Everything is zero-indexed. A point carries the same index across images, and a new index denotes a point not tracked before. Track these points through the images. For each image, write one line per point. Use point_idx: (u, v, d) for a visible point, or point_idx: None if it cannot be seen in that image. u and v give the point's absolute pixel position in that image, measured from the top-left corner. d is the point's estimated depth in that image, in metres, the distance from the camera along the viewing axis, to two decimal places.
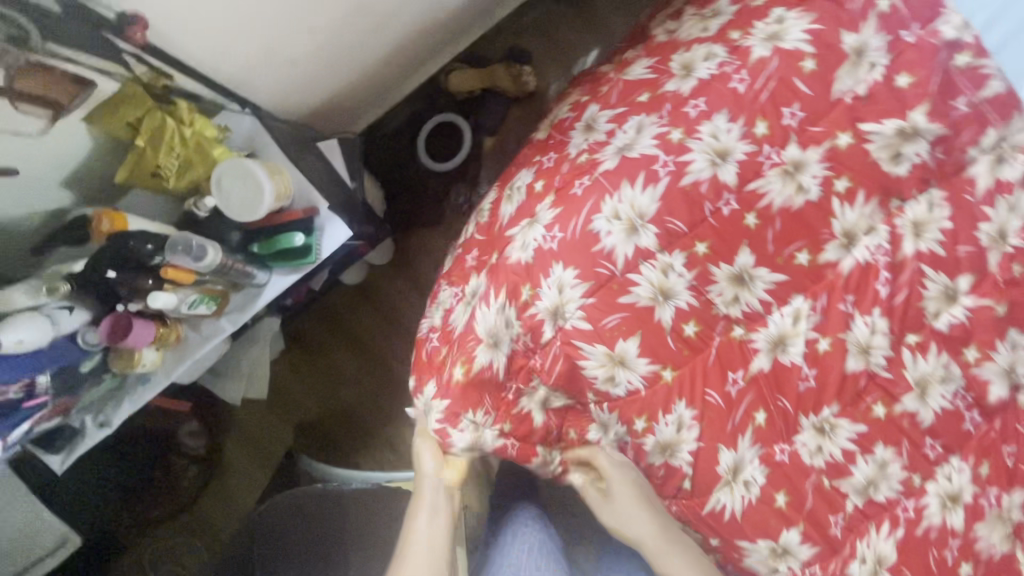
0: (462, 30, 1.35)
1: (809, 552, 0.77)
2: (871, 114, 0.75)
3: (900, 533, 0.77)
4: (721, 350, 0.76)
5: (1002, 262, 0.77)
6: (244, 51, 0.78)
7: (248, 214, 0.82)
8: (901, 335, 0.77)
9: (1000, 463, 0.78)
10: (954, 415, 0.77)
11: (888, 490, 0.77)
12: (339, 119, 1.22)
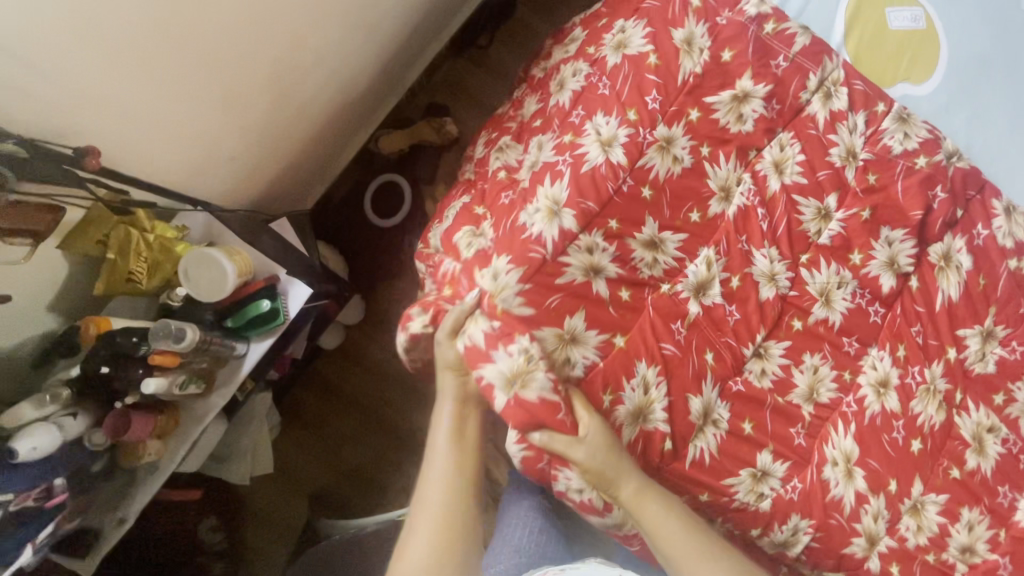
0: (381, 100, 1.50)
1: (784, 467, 0.84)
2: (711, 88, 0.89)
3: (853, 428, 0.86)
4: (658, 305, 0.84)
5: (857, 175, 0.92)
6: (190, 152, 0.91)
7: (216, 292, 0.94)
8: (795, 258, 0.89)
9: (912, 342, 0.89)
10: (859, 312, 0.89)
11: (828, 391, 0.87)
12: (289, 195, 1.35)
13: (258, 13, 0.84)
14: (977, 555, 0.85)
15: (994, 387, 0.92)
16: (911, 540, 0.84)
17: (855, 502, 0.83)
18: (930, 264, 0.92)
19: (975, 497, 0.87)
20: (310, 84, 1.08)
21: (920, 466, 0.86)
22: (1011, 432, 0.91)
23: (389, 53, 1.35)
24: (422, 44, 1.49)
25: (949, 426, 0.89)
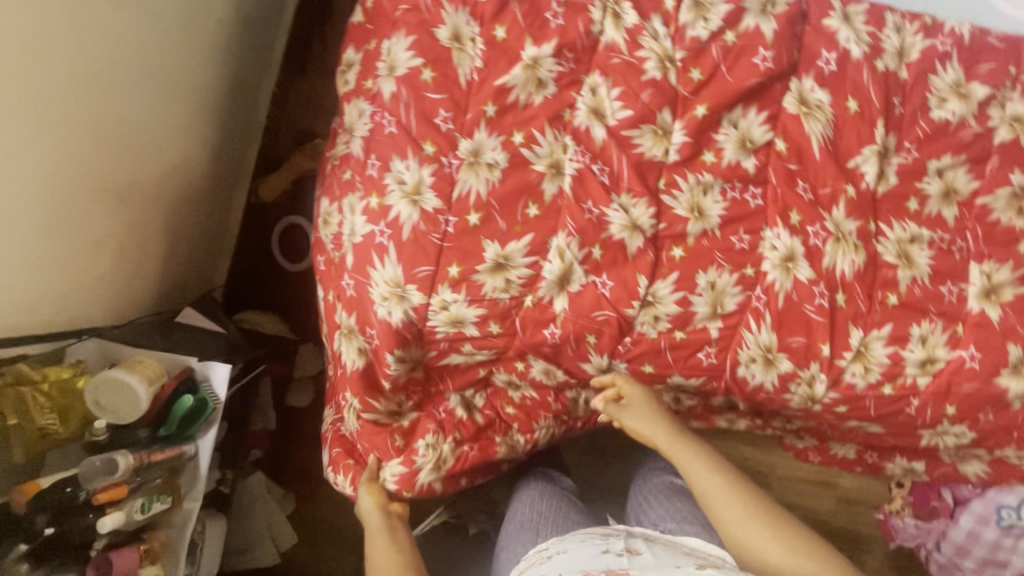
0: (242, 152, 1.45)
1: (699, 381, 0.90)
2: (499, 70, 0.86)
3: (768, 318, 0.86)
4: (527, 317, 0.86)
5: (680, 77, 0.88)
6: (54, 291, 0.90)
7: (134, 411, 0.90)
8: (654, 189, 0.87)
9: (802, 204, 0.86)
10: (737, 204, 0.87)
11: (733, 297, 0.86)
12: (194, 284, 1.34)
13: (41, 141, 0.81)
14: (940, 360, 0.87)
15: (903, 197, 0.87)
16: (860, 383, 0.88)
17: (788, 376, 0.88)
18: (791, 116, 0.87)
19: (920, 311, 0.86)
20: (145, 179, 1.05)
21: (852, 315, 0.86)
22: (938, 230, 0.87)
23: (224, 113, 1.30)
24: (255, 81, 1.42)
25: (871, 253, 0.86)
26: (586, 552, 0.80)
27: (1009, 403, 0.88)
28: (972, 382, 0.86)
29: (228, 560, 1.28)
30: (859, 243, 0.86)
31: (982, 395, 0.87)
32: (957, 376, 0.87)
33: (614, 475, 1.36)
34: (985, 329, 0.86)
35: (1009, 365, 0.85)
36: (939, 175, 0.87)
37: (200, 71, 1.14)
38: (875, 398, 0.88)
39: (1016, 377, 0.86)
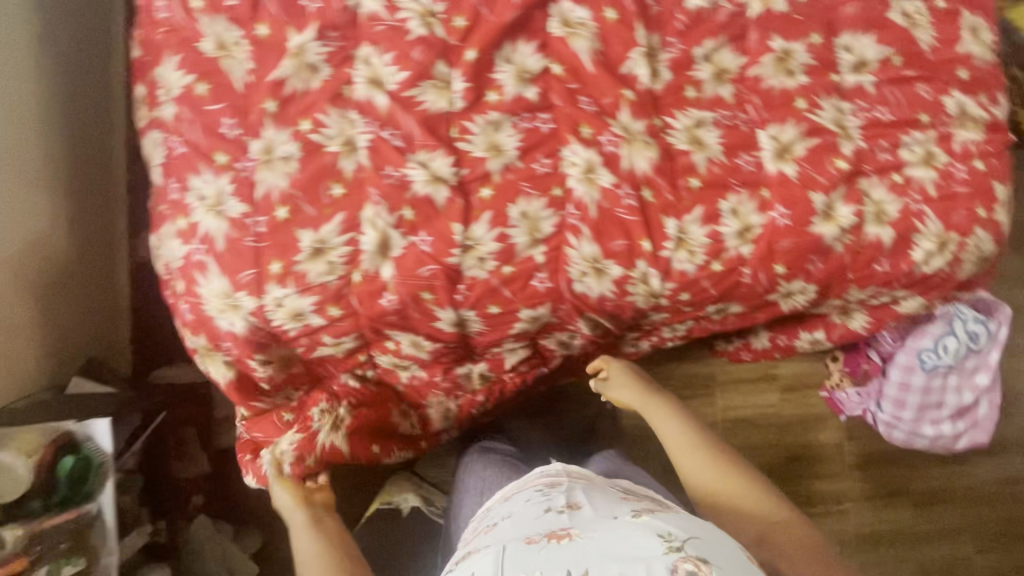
0: (110, 216, 1.43)
1: (546, 308, 0.94)
2: (270, 66, 0.88)
3: (586, 231, 0.89)
4: (361, 291, 0.88)
5: (447, 29, 0.91)
6: None
7: (17, 484, 0.93)
8: (448, 139, 0.89)
9: (589, 117, 0.91)
10: (531, 133, 0.90)
11: (548, 221, 0.89)
12: (82, 355, 1.33)
13: None
14: (756, 226, 0.92)
15: (681, 88, 0.93)
16: (689, 268, 0.91)
17: (622, 280, 0.91)
18: (559, 39, 0.91)
19: (720, 186, 0.92)
20: None
21: (662, 207, 0.91)
22: (719, 111, 0.93)
23: (81, 170, 1.33)
24: (104, 142, 1.40)
25: (665, 146, 0.92)
26: (527, 518, 0.77)
27: (831, 248, 0.93)
28: (789, 238, 0.91)
29: None
30: (651, 140, 0.91)
31: (802, 247, 0.92)
32: (774, 236, 0.91)
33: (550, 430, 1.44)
34: (785, 187, 0.92)
35: (816, 213, 0.91)
36: (708, 60, 0.94)
37: (25, 136, 1.14)
38: (710, 277, 0.92)
39: (828, 222, 0.91)
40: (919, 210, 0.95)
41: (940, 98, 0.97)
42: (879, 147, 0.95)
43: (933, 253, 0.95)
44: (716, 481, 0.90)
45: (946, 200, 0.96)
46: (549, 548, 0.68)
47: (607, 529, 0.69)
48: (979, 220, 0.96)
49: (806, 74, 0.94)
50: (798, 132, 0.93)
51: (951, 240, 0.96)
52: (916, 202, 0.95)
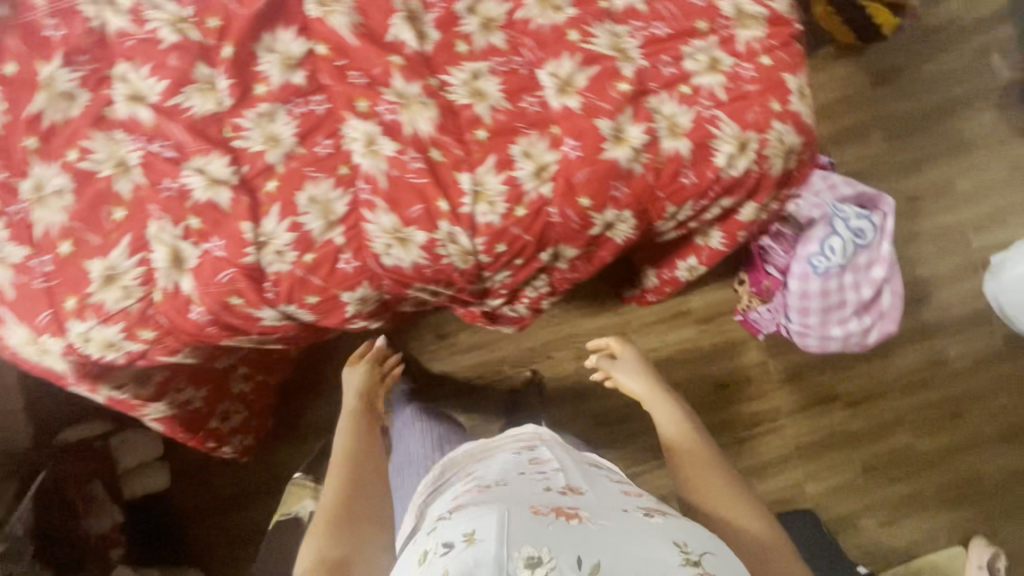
0: None
1: (367, 287, 0.93)
2: (23, 103, 0.87)
3: (380, 203, 0.89)
4: (165, 309, 0.87)
5: (200, 30, 0.89)
6: None
7: None
8: (222, 140, 0.88)
9: (361, 90, 0.90)
10: (306, 117, 0.89)
11: (339, 201, 0.88)
12: None
13: None
14: (551, 164, 0.91)
15: (451, 45, 0.93)
16: (494, 219, 0.91)
17: (429, 245, 0.90)
18: (316, 19, 0.91)
19: (508, 132, 0.92)
20: None
21: (453, 164, 0.90)
22: (493, 59, 0.93)
23: None
24: None
25: (445, 103, 0.91)
26: (525, 484, 0.75)
27: (630, 170, 0.92)
28: (584, 168, 0.91)
29: None
30: (428, 100, 0.91)
31: (600, 175, 0.91)
32: (570, 169, 0.91)
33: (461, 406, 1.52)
34: (571, 119, 0.92)
35: (605, 139, 0.91)
36: (473, 12, 0.94)
37: None
38: (517, 224, 0.92)
39: (619, 145, 0.91)
40: (713, 115, 0.95)
41: (714, 2, 0.98)
42: (661, 62, 0.95)
43: (735, 155, 0.95)
44: (684, 444, 0.94)
45: (739, 101, 0.96)
46: (559, 524, 0.64)
47: (621, 521, 0.67)
48: (775, 113, 0.97)
49: (573, 6, 0.94)
50: (576, 63, 0.93)
51: (751, 139, 0.96)
52: (708, 108, 0.95)
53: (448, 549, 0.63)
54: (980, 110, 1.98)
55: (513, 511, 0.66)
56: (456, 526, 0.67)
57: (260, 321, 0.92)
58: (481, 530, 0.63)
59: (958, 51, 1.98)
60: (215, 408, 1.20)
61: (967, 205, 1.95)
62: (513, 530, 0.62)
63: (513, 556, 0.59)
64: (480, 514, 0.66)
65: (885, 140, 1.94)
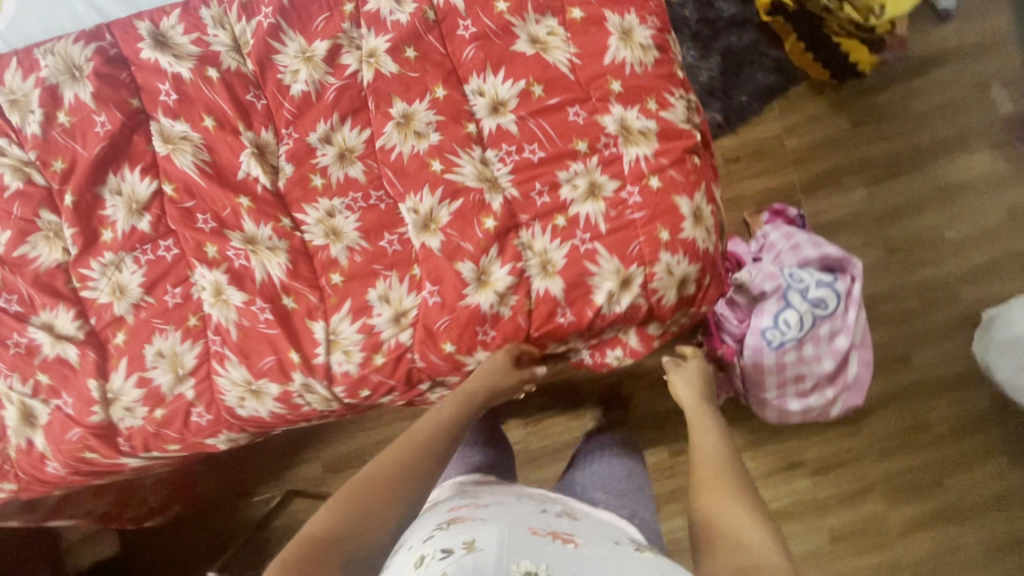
0: None
1: (229, 433, 0.90)
2: None
3: (230, 356, 0.85)
4: (21, 464, 0.87)
5: (45, 175, 0.86)
6: None
7: None
8: (70, 291, 0.85)
9: (209, 235, 0.86)
10: (153, 265, 0.86)
11: (189, 354, 0.85)
12: None
13: None
14: (411, 309, 0.86)
15: (306, 179, 0.87)
16: (351, 368, 0.86)
17: (284, 396, 0.86)
18: (164, 158, 0.86)
19: (365, 275, 0.86)
20: None
21: (307, 311, 0.86)
22: (349, 194, 0.87)
23: None
24: None
25: (298, 246, 0.86)
26: (524, 511, 0.72)
27: (497, 314, 0.86)
28: (443, 316, 0.85)
29: None
30: (279, 243, 0.86)
31: (461, 321, 0.85)
32: (430, 315, 0.86)
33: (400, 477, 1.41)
34: (431, 261, 0.85)
35: (465, 284, 0.85)
36: (328, 142, 0.87)
37: None
38: (376, 372, 0.86)
39: (481, 290, 0.85)
40: (590, 249, 0.87)
41: (597, 118, 0.88)
42: (533, 191, 0.87)
43: (615, 293, 0.87)
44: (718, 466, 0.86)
45: (622, 231, 0.87)
46: (556, 547, 0.60)
47: (607, 554, 0.62)
48: (662, 244, 0.87)
49: (435, 131, 0.86)
50: (438, 197, 0.86)
51: (634, 275, 0.87)
52: (585, 241, 0.87)
53: (445, 553, 0.56)
54: (976, 148, 1.78)
55: (512, 530, 0.61)
56: (455, 534, 0.61)
57: (124, 467, 0.90)
58: (483, 540, 0.58)
59: (951, 83, 1.78)
60: (127, 501, 1.24)
61: (959, 255, 1.78)
62: (515, 544, 0.57)
63: (511, 566, 0.54)
64: (482, 527, 0.61)
65: (865, 185, 1.78)
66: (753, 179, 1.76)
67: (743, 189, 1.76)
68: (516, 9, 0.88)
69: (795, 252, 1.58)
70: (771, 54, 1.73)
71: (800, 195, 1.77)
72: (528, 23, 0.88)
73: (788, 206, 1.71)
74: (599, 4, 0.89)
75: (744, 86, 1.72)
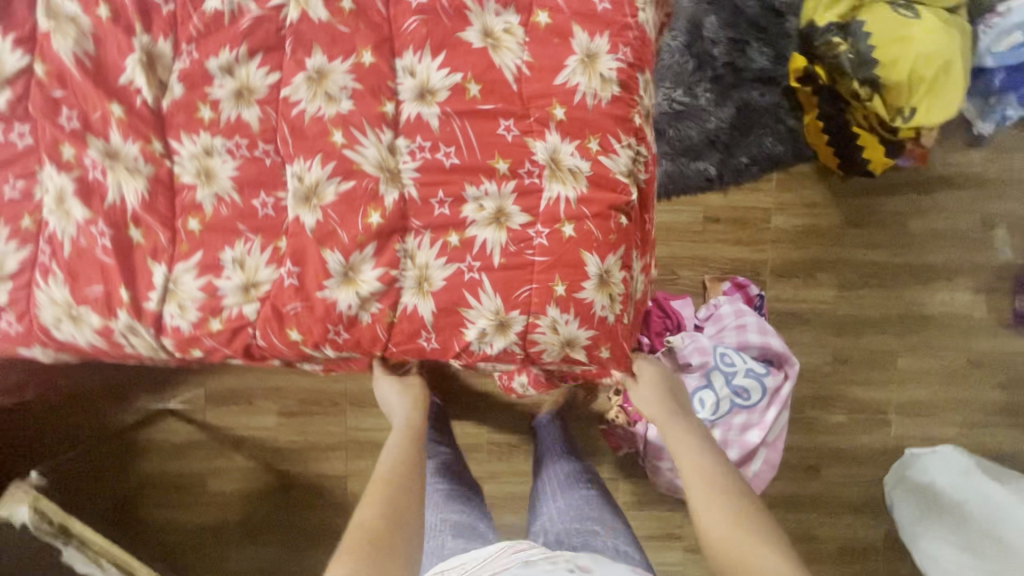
0: None
1: (45, 350, 0.83)
2: None
3: (56, 272, 0.77)
4: None
5: None
6: None
7: None
8: None
9: (70, 134, 0.77)
10: (0, 147, 0.77)
11: (11, 256, 0.77)
12: None
13: None
14: (264, 283, 0.78)
15: (192, 107, 0.78)
16: (183, 325, 0.78)
17: (105, 331, 0.78)
18: (43, 35, 0.77)
19: (226, 231, 0.77)
20: None
21: (152, 250, 0.77)
22: (235, 137, 0.78)
23: None
24: None
25: (163, 177, 0.77)
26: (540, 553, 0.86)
27: (355, 317, 0.78)
28: (297, 300, 0.77)
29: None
30: (142, 168, 0.77)
31: (314, 312, 0.77)
32: (282, 296, 0.78)
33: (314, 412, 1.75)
34: (299, 238, 0.77)
35: (328, 275, 0.77)
36: (228, 74, 0.77)
37: None
38: (209, 337, 0.78)
39: (344, 286, 0.77)
40: (475, 279, 0.78)
41: (527, 140, 0.78)
42: (434, 198, 0.78)
43: (488, 334, 0.78)
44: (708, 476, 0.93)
45: (516, 270, 0.78)
46: None
47: None
48: (554, 298, 0.77)
49: (348, 99, 0.77)
50: (328, 172, 0.77)
51: (514, 320, 0.78)
52: (472, 269, 0.78)
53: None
54: (958, 284, 1.71)
55: None
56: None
57: None
58: None
59: (958, 211, 1.69)
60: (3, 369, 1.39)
61: (903, 385, 1.72)
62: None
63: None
64: None
65: (835, 286, 1.70)
66: (726, 245, 1.67)
67: (713, 251, 1.67)
68: None
69: (738, 333, 1.52)
70: (786, 123, 1.62)
71: (768, 276, 1.69)
72: (486, 13, 0.78)
73: (751, 283, 1.64)
74: (570, 15, 0.78)
75: (748, 147, 1.62)
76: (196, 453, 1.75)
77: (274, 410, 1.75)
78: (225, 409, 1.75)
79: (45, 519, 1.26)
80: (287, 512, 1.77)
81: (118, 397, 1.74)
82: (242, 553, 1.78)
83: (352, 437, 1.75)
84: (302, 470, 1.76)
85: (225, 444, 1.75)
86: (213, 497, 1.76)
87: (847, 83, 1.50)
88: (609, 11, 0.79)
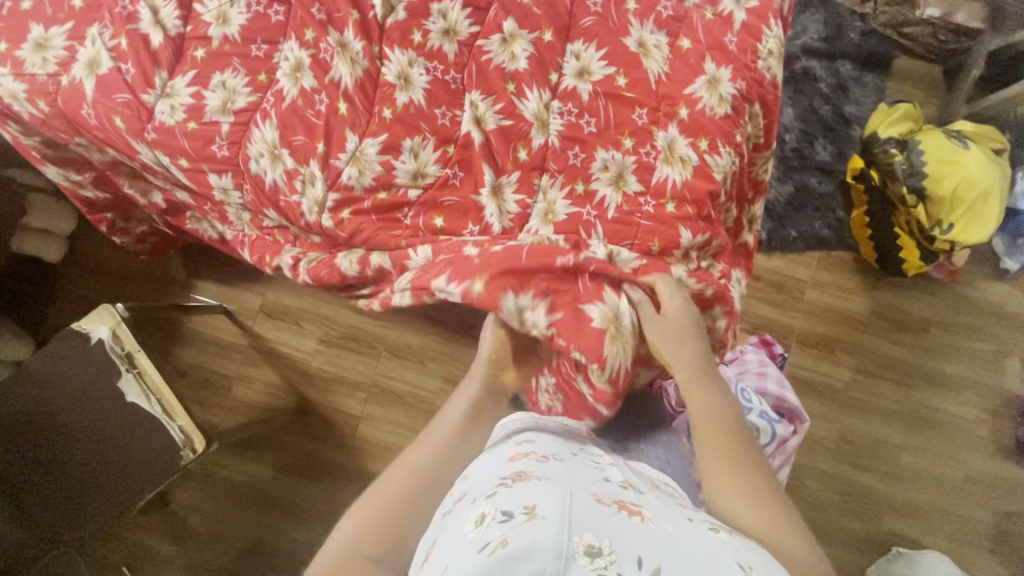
0: None
1: (231, 179, 1.11)
2: None
3: (272, 118, 1.06)
4: (66, 96, 1.11)
5: None
6: None
7: None
8: (191, 10, 1.09)
9: (315, 23, 1.06)
10: (259, 18, 1.07)
11: (242, 97, 1.06)
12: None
13: None
14: (430, 176, 1.04)
15: (409, 31, 1.05)
16: (355, 185, 1.05)
17: (291, 173, 1.07)
18: None
19: (407, 123, 1.03)
20: None
21: (351, 122, 1.04)
22: (432, 62, 1.05)
23: None
24: None
25: (372, 73, 1.05)
26: (584, 473, 0.76)
27: (490, 225, 1.04)
28: (452, 197, 1.04)
29: (123, 402, 1.32)
30: (360, 61, 1.05)
31: (461, 208, 1.04)
32: (442, 191, 1.04)
33: (354, 357, 1.88)
34: (468, 149, 1.04)
35: (482, 186, 1.03)
36: (442, 16, 1.06)
37: None
38: (370, 202, 1.06)
39: (492, 199, 1.03)
40: (590, 222, 1.02)
41: (653, 128, 1.03)
42: (571, 150, 1.03)
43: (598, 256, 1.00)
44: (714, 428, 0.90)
45: (623, 224, 1.02)
46: (622, 519, 0.66)
47: (683, 530, 0.67)
48: (650, 252, 1.01)
49: (525, 60, 1.04)
50: (496, 108, 1.03)
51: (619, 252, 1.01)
52: (589, 214, 1.02)
53: (506, 518, 0.65)
54: (970, 403, 1.81)
55: (577, 498, 0.67)
56: (515, 498, 0.68)
57: (135, 153, 1.13)
58: (544, 509, 0.65)
59: (978, 333, 1.84)
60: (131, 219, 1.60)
61: (905, 483, 1.77)
62: (575, 519, 0.64)
63: (574, 541, 0.61)
64: (545, 494, 0.68)
65: (853, 369, 1.83)
66: (757, 302, 1.85)
67: (746, 304, 1.84)
68: (640, 14, 1.06)
69: (759, 378, 1.56)
70: (837, 212, 1.84)
71: (792, 342, 1.83)
72: (644, 30, 1.06)
73: (775, 342, 1.73)
74: (706, 47, 1.05)
75: (798, 223, 1.83)
76: (234, 351, 1.89)
77: (316, 335, 1.89)
78: (273, 317, 1.89)
79: (119, 344, 1.34)
80: (297, 437, 1.86)
81: (183, 276, 1.89)
82: (244, 464, 1.87)
83: (378, 383, 1.87)
84: (321, 399, 1.87)
85: (264, 356, 1.89)
86: (238, 400, 1.88)
87: (897, 187, 1.73)
88: (734, 51, 1.04)
